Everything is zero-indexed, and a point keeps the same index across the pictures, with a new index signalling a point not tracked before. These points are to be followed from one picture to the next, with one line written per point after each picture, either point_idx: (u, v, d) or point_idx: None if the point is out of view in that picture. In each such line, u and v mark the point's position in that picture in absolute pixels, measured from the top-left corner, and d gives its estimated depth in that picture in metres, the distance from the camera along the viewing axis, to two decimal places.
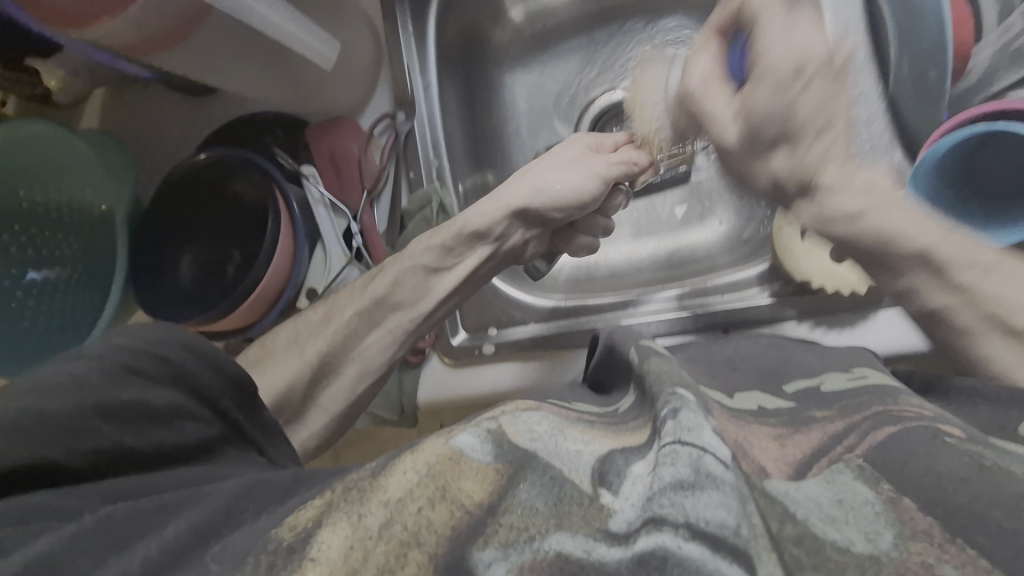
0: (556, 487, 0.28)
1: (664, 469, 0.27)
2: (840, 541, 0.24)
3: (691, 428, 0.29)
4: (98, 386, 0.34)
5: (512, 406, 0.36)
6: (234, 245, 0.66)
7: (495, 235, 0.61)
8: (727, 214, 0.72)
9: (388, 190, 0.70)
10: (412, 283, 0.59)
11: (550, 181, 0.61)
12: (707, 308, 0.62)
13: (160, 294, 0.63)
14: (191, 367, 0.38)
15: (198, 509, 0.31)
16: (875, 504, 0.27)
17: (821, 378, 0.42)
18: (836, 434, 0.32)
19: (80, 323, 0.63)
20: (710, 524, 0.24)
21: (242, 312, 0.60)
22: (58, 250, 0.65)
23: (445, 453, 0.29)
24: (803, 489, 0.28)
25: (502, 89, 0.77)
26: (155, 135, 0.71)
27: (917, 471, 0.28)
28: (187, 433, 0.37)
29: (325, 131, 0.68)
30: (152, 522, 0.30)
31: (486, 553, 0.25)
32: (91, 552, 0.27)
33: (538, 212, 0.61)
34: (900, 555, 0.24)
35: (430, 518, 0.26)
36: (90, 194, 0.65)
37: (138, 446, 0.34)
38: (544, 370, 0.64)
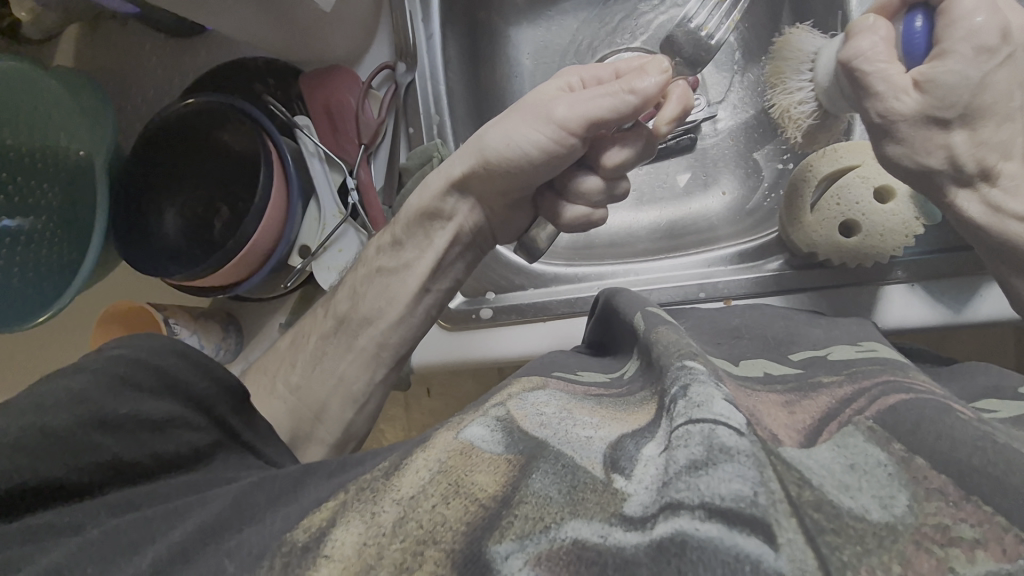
0: (570, 474, 0.26)
1: (678, 453, 0.25)
2: (855, 509, 0.23)
3: (700, 403, 0.28)
4: (96, 400, 0.34)
5: (518, 388, 0.37)
6: (221, 201, 0.65)
7: (449, 215, 0.58)
8: (731, 184, 0.71)
9: (387, 144, 0.68)
10: (375, 290, 0.58)
11: (494, 139, 0.52)
12: (711, 276, 0.61)
13: (144, 249, 0.59)
14: (181, 373, 0.38)
15: (205, 510, 0.30)
16: (889, 466, 0.26)
17: (829, 349, 0.42)
18: (845, 398, 0.32)
19: (56, 277, 0.59)
20: (726, 499, 0.22)
21: (231, 268, 0.56)
22: (34, 198, 0.61)
23: (457, 447, 0.29)
24: (815, 455, 0.27)
25: (503, 42, 0.74)
26: (135, 80, 0.66)
27: (928, 434, 0.27)
28: (185, 441, 0.36)
29: (320, 80, 0.64)
30: (156, 530, 0.28)
31: (503, 547, 0.23)
32: (98, 560, 0.27)
33: (493, 181, 0.55)
34: (915, 520, 0.23)
35: (445, 514, 0.25)
36: (65, 139, 0.61)
37: (136, 459, 0.33)
38: (540, 336, 0.63)
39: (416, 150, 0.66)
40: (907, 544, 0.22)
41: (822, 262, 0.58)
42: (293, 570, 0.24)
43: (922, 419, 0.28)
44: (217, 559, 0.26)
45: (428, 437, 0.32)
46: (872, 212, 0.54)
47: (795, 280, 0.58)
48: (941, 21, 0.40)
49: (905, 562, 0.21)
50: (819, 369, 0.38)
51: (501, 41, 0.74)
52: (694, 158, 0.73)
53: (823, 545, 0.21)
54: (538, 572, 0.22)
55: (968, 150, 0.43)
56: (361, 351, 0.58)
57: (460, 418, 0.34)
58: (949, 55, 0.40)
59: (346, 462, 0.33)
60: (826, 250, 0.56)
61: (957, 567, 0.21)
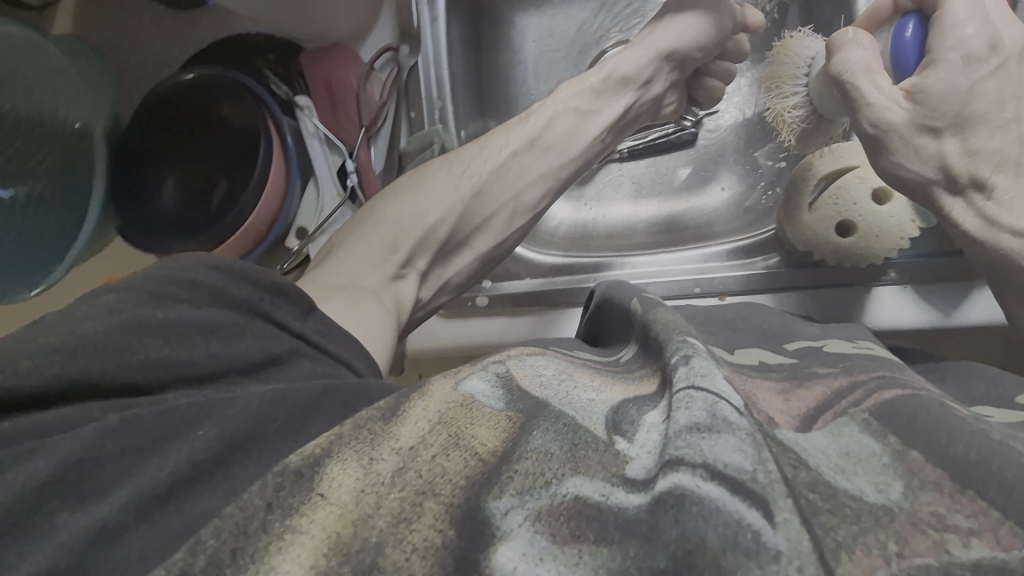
0: (571, 433, 0.27)
1: (683, 412, 0.26)
2: (852, 490, 0.23)
3: (704, 374, 0.28)
4: (127, 309, 0.30)
5: (517, 350, 0.37)
6: (219, 172, 0.63)
7: (642, 78, 0.61)
8: (731, 180, 0.71)
9: (387, 128, 0.67)
10: (566, 123, 0.59)
11: (679, 31, 0.60)
12: (707, 272, 0.61)
13: (139, 218, 0.59)
14: (215, 282, 0.34)
15: (233, 411, 0.28)
16: (883, 455, 0.25)
17: (824, 343, 0.42)
18: (844, 390, 0.31)
19: (57, 242, 0.58)
20: (729, 467, 0.23)
21: (230, 244, 0.56)
22: (32, 164, 0.60)
23: (457, 399, 0.29)
24: (810, 440, 0.27)
25: (510, 31, 0.74)
26: (136, 49, 0.65)
27: (926, 428, 0.27)
28: (246, 346, 0.33)
29: (322, 58, 0.64)
30: (173, 432, 0.26)
31: (502, 502, 0.23)
32: (121, 461, 0.25)
33: (681, 54, 0.61)
34: (910, 506, 0.23)
35: (444, 467, 0.25)
36: (63, 105, 0.60)
37: (192, 357, 0.30)
38: (534, 326, 0.62)
39: (416, 134, 0.65)
40: (904, 524, 0.22)
41: (816, 263, 0.58)
42: (287, 497, 0.23)
43: (917, 416, 0.28)
44: (224, 488, 0.25)
45: (425, 381, 0.32)
46: (869, 214, 0.54)
47: (792, 278, 0.58)
48: (934, 30, 0.40)
49: (902, 540, 0.21)
50: (816, 360, 0.38)
51: (507, 29, 0.74)
52: (695, 153, 0.73)
53: (817, 526, 0.21)
54: (539, 527, 0.22)
55: (961, 161, 0.41)
56: (543, 177, 0.59)
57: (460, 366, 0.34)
58: (939, 65, 0.39)
59: (372, 388, 0.32)
60: (824, 249, 0.56)
61: (951, 549, 0.21)
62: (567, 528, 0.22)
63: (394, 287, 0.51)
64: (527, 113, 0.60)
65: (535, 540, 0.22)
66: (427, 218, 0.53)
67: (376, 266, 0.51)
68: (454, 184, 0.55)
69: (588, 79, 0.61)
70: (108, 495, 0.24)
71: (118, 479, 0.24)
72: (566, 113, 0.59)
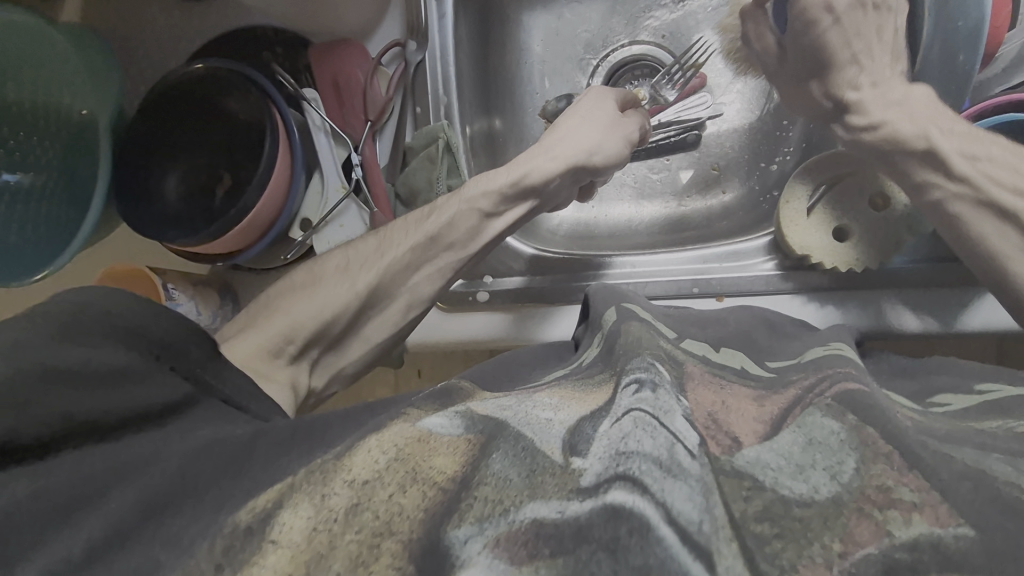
0: (529, 457, 0.28)
1: (642, 440, 0.27)
2: (803, 492, 0.25)
3: (666, 410, 0.29)
4: (46, 350, 0.32)
5: (485, 394, 0.37)
6: (223, 167, 0.65)
7: (546, 193, 0.59)
8: (730, 183, 0.72)
9: (393, 123, 0.67)
10: (466, 225, 0.56)
11: (603, 142, 0.59)
12: (702, 274, 0.62)
13: (140, 209, 0.59)
14: (140, 321, 0.37)
15: (151, 474, 0.30)
16: (841, 433, 0.28)
17: (801, 355, 0.41)
18: (810, 384, 0.33)
19: (53, 234, 0.59)
20: (681, 515, 0.24)
21: (231, 237, 0.57)
22: (34, 156, 0.61)
23: (414, 435, 0.30)
24: (776, 445, 0.28)
25: (514, 29, 0.74)
26: (140, 39, 0.65)
27: (878, 414, 0.29)
28: (158, 392, 0.36)
29: (330, 52, 0.64)
30: (96, 489, 0.29)
31: (461, 531, 0.25)
32: (50, 518, 0.27)
33: (594, 170, 0.59)
34: (861, 483, 0.25)
35: (401, 504, 0.26)
36: (67, 97, 0.60)
37: (104, 411, 0.33)
38: (531, 322, 0.64)
39: (421, 130, 0.66)
40: (849, 514, 0.24)
41: (812, 267, 0.59)
42: (236, 554, 0.25)
43: (872, 405, 0.30)
44: (160, 546, 0.27)
45: (380, 425, 0.32)
46: (864, 216, 0.57)
47: (786, 281, 0.59)
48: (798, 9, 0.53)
49: (846, 535, 0.23)
50: (791, 370, 0.37)
51: (512, 28, 0.74)
52: (696, 156, 0.73)
53: (761, 559, 0.22)
54: (497, 552, 0.24)
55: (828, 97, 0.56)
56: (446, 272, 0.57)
57: (429, 396, 0.35)
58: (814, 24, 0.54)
59: (332, 429, 0.33)
60: (820, 254, 0.57)
61: (892, 530, 0.23)
62: (524, 549, 0.24)
63: (292, 371, 0.49)
64: (432, 209, 0.56)
65: (495, 565, 0.23)
66: (325, 310, 0.51)
67: (271, 358, 0.48)
68: (356, 275, 0.53)
69: (497, 179, 0.57)
70: (31, 557, 0.26)
71: (41, 538, 0.27)
72: (468, 212, 0.56)
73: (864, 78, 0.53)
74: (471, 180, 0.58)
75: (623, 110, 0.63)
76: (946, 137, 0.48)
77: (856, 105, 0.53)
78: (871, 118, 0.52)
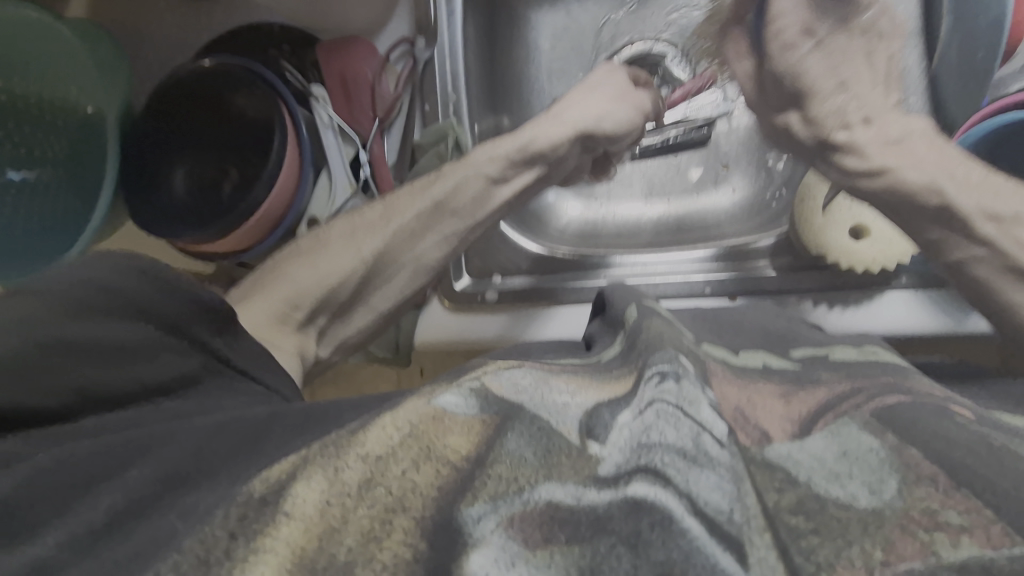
0: (545, 438, 0.27)
1: (666, 430, 0.26)
2: (842, 497, 0.24)
3: (691, 400, 0.28)
4: (52, 325, 0.32)
5: (494, 367, 0.35)
6: (232, 162, 0.64)
7: (553, 159, 0.57)
8: (741, 181, 0.71)
9: (402, 120, 0.67)
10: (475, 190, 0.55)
11: (613, 108, 0.57)
12: (714, 274, 0.61)
13: (150, 200, 0.60)
14: (150, 298, 0.36)
15: (167, 450, 0.29)
16: (882, 451, 0.26)
17: (828, 350, 0.40)
18: (844, 394, 0.31)
19: (62, 228, 0.59)
20: (707, 505, 0.23)
21: (240, 232, 0.57)
22: (42, 150, 0.60)
23: (428, 412, 0.28)
24: (808, 446, 0.27)
25: (524, 27, 0.74)
26: (145, 33, 0.65)
27: (925, 432, 0.27)
28: (169, 369, 0.34)
29: (337, 50, 0.64)
30: (109, 466, 0.28)
31: (474, 510, 0.24)
32: (56, 497, 0.26)
33: (602, 139, 0.58)
34: (903, 504, 0.23)
35: (414, 480, 0.25)
36: (75, 92, 0.60)
37: (113, 387, 0.32)
38: (541, 322, 0.62)
39: (429, 128, 0.65)
40: (892, 529, 0.22)
41: (826, 265, 0.58)
42: (249, 524, 0.24)
43: (919, 423, 0.28)
44: (166, 520, 0.26)
45: (396, 402, 0.32)
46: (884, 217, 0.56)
47: (800, 280, 0.58)
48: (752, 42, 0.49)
49: (888, 546, 0.21)
50: (818, 368, 0.36)
51: (521, 26, 0.74)
52: (707, 153, 0.72)
53: (794, 553, 0.21)
54: (511, 533, 0.23)
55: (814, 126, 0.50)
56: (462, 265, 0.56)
57: (435, 385, 0.34)
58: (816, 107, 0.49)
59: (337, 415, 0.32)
60: (834, 253, 0.56)
61: (939, 550, 0.21)
62: (539, 533, 0.23)
63: (299, 339, 0.49)
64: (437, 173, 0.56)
65: (507, 546, 0.22)
66: (329, 277, 0.51)
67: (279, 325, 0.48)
68: (359, 241, 0.53)
69: (505, 145, 0.56)
70: (40, 534, 0.25)
71: (51, 515, 0.26)
72: (475, 177, 0.55)
73: (856, 114, 0.48)
74: (477, 148, 0.57)
75: (637, 85, 0.62)
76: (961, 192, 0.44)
77: (848, 145, 0.48)
78: (869, 162, 0.47)
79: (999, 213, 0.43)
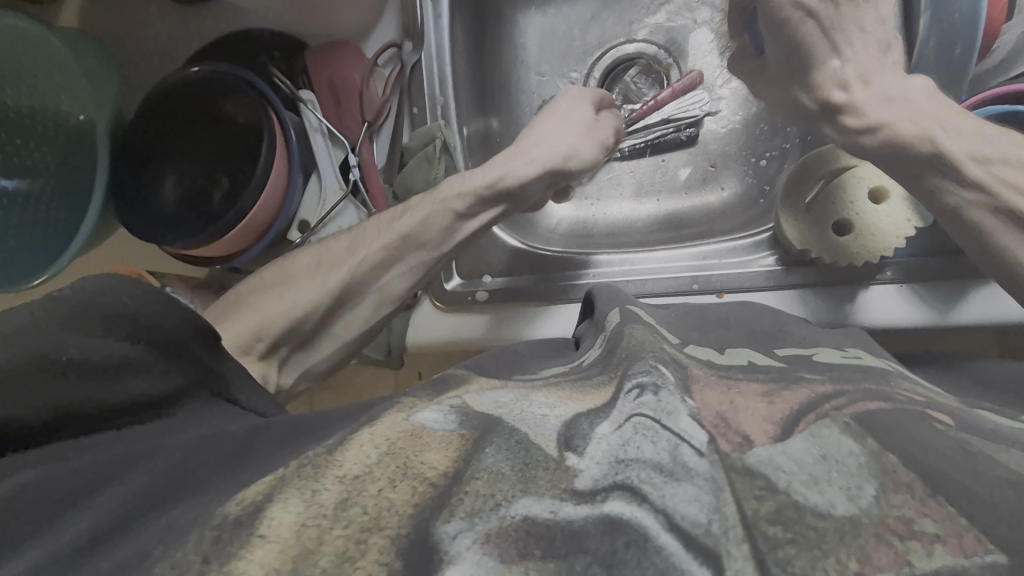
0: (522, 451, 0.28)
1: (642, 446, 0.27)
2: (820, 505, 0.24)
3: (669, 411, 0.29)
4: (39, 343, 0.31)
5: (478, 385, 0.36)
6: (222, 171, 0.64)
7: (522, 195, 0.58)
8: (729, 180, 0.72)
9: (391, 124, 0.67)
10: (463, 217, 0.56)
11: (571, 145, 0.58)
12: (704, 271, 0.61)
13: (141, 212, 0.60)
14: (143, 313, 0.35)
15: (151, 465, 0.30)
16: (859, 455, 0.26)
17: (815, 351, 0.41)
18: (826, 394, 0.31)
19: (52, 238, 0.60)
20: (683, 518, 0.23)
21: (229, 240, 0.57)
22: (32, 160, 0.61)
23: (405, 429, 0.30)
24: (788, 449, 0.27)
25: (514, 28, 0.74)
26: (135, 42, 0.66)
27: (902, 438, 0.27)
28: (149, 387, 0.35)
29: (326, 55, 0.64)
30: (95, 479, 0.29)
31: (451, 526, 0.24)
32: (38, 513, 0.27)
33: (568, 174, 0.59)
34: (880, 512, 0.24)
35: (390, 499, 0.26)
36: (65, 103, 0.61)
37: (96, 403, 0.33)
38: (526, 321, 0.63)
39: (417, 132, 0.66)
40: (868, 538, 0.22)
41: (812, 261, 0.58)
42: (224, 546, 0.24)
43: (898, 428, 0.28)
44: (155, 535, 0.26)
45: (381, 413, 0.32)
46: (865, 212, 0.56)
47: (787, 277, 0.58)
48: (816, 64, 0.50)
49: (864, 556, 0.22)
50: (803, 366, 0.37)
51: (509, 28, 0.74)
52: (694, 153, 0.73)
53: (771, 564, 0.22)
54: (487, 548, 0.23)
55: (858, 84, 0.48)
56: None
57: (422, 397, 0.34)
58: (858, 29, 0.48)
59: (324, 428, 0.33)
60: (817, 247, 0.57)
61: (912, 559, 0.22)
62: (514, 548, 0.23)
63: (261, 368, 0.50)
64: (433, 201, 0.56)
65: (484, 562, 0.23)
66: (315, 302, 0.51)
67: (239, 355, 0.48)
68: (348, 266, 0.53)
69: (473, 180, 0.56)
70: (26, 552, 0.26)
71: (32, 534, 0.26)
72: (457, 205, 0.56)
73: (853, 74, 0.48)
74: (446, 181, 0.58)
75: (599, 110, 0.63)
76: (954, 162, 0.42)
77: (845, 106, 0.49)
78: (866, 119, 0.47)
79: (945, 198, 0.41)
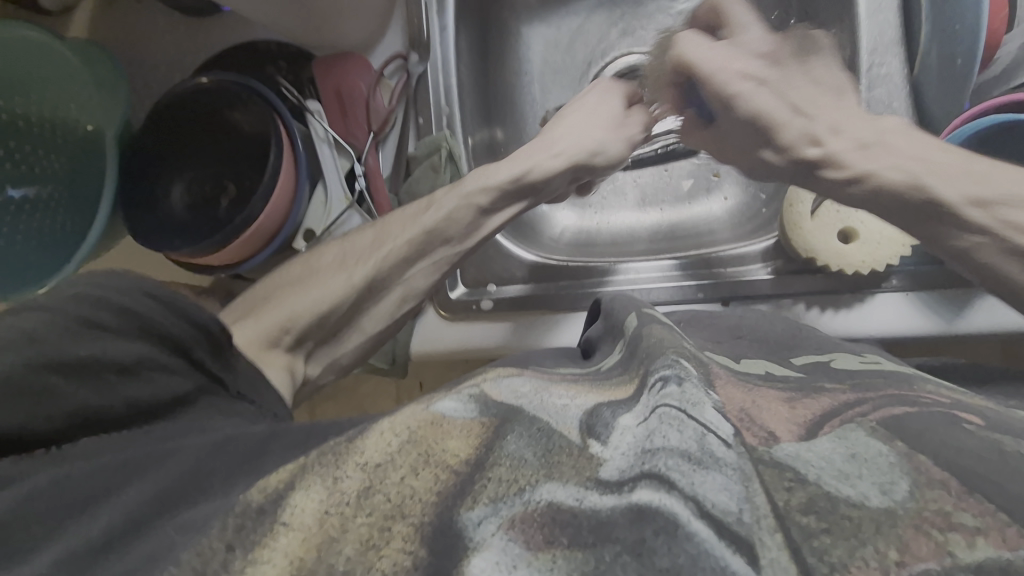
0: (544, 437, 0.28)
1: (668, 434, 0.26)
2: (854, 496, 0.24)
3: (694, 402, 0.29)
4: (56, 342, 0.31)
5: (495, 372, 0.37)
6: (228, 177, 0.65)
7: (545, 188, 0.59)
8: (735, 190, 0.72)
9: (396, 134, 0.68)
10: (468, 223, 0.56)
11: (603, 139, 0.60)
12: (708, 278, 0.62)
13: (151, 218, 0.60)
14: (155, 316, 0.36)
15: (164, 469, 0.30)
16: (889, 455, 0.26)
17: (832, 356, 0.41)
18: (847, 402, 0.31)
19: (58, 246, 0.60)
20: (715, 507, 0.23)
21: (238, 245, 0.57)
22: (41, 168, 0.62)
23: (427, 417, 0.30)
24: (814, 446, 0.27)
25: (517, 41, 0.75)
26: (143, 52, 0.67)
27: (932, 439, 0.27)
28: (164, 388, 0.35)
29: (334, 64, 0.65)
30: (108, 485, 0.28)
31: (475, 513, 0.24)
32: (53, 514, 0.26)
33: (592, 168, 0.61)
34: (915, 505, 0.23)
35: (413, 486, 0.25)
36: (76, 112, 0.62)
37: (110, 405, 0.33)
38: (535, 333, 0.63)
39: (423, 141, 0.66)
40: (906, 528, 0.22)
41: (820, 269, 0.58)
42: (247, 535, 0.24)
43: (925, 430, 0.28)
44: (169, 532, 0.26)
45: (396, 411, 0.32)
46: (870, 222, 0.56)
47: (795, 285, 0.58)
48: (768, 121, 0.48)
49: (902, 546, 0.21)
50: (824, 375, 0.37)
51: (513, 39, 0.75)
52: (698, 162, 0.73)
53: (807, 552, 0.21)
54: (513, 534, 0.23)
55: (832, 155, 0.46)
56: None
57: (434, 394, 0.34)
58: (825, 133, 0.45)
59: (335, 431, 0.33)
60: (826, 256, 0.57)
61: (954, 551, 0.21)
62: (541, 535, 0.23)
63: (287, 360, 0.48)
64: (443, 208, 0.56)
65: (509, 548, 0.22)
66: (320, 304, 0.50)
67: (267, 348, 0.46)
68: (351, 270, 0.52)
69: (499, 174, 0.57)
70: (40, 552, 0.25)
71: (49, 533, 0.26)
72: (463, 213, 0.56)
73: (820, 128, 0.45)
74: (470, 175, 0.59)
75: (630, 104, 0.64)
76: (944, 181, 0.40)
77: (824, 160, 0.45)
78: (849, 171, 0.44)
79: (987, 197, 0.38)
